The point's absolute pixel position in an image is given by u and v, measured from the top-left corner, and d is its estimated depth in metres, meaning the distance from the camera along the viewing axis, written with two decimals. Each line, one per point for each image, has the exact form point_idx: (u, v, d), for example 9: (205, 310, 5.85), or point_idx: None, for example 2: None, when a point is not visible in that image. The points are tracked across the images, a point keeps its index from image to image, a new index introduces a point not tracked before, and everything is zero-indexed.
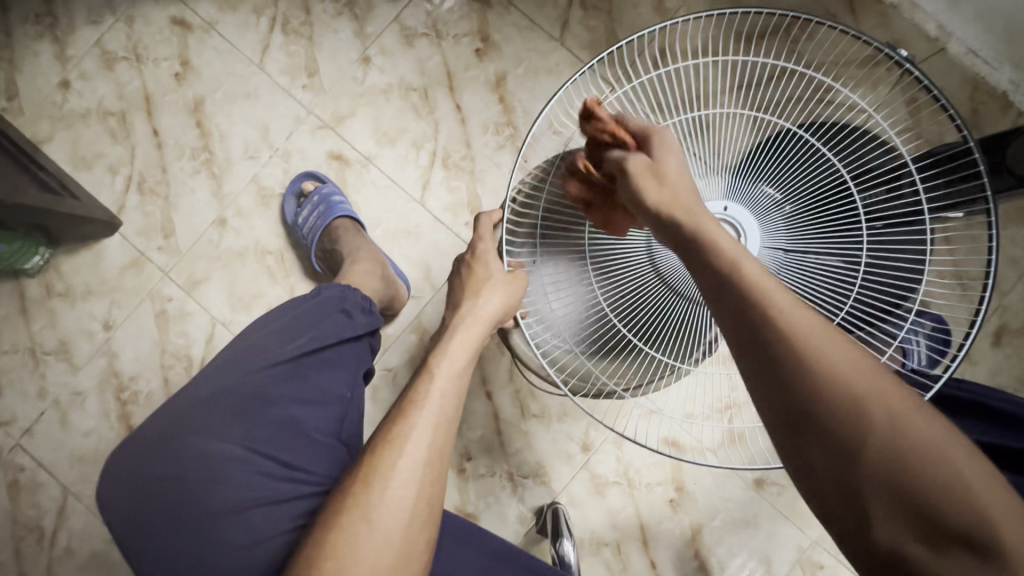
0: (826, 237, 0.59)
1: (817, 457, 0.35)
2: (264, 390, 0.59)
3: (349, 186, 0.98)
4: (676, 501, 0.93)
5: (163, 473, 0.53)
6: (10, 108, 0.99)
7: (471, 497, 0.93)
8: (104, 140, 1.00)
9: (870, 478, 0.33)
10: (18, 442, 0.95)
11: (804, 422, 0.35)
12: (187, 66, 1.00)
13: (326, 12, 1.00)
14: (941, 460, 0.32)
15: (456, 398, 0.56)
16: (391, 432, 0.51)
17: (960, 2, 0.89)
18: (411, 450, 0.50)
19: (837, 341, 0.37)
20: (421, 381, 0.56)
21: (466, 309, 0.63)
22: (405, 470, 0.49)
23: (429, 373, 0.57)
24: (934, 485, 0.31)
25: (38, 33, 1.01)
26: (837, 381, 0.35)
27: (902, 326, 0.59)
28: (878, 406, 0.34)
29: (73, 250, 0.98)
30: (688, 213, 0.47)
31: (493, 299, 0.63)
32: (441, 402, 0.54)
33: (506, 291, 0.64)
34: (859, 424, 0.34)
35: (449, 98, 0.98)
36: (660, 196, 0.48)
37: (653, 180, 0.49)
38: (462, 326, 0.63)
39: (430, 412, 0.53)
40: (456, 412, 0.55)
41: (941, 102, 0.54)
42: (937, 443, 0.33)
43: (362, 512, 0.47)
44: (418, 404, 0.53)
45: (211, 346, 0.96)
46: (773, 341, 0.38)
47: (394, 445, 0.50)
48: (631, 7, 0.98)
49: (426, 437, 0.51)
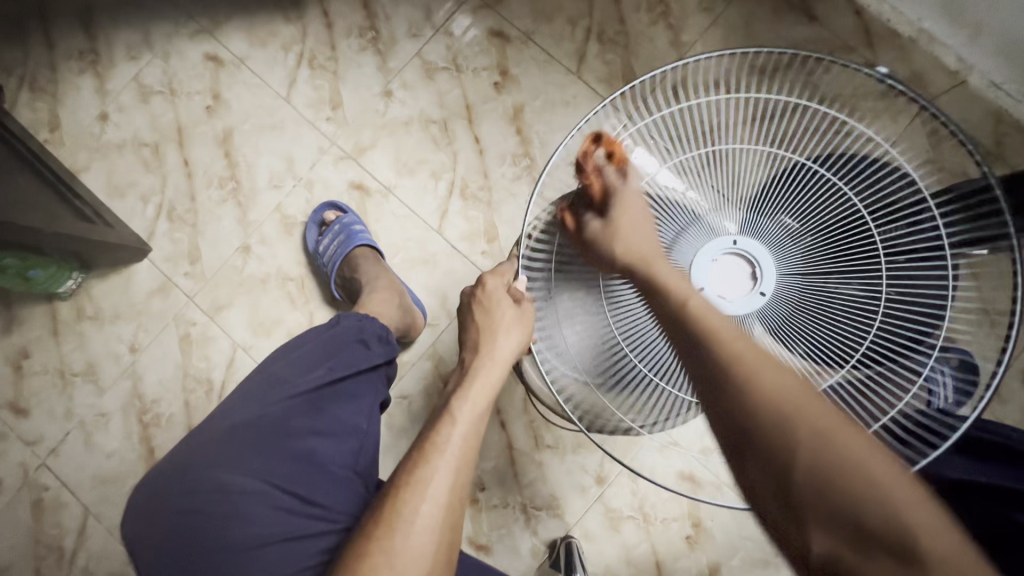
0: (846, 269, 0.59)
1: (755, 472, 0.39)
2: (284, 422, 0.60)
3: (370, 215, 1.00)
4: (692, 538, 0.91)
5: (183, 506, 0.54)
6: (52, 140, 1.05)
7: (483, 528, 0.92)
8: (138, 170, 1.04)
9: (799, 481, 0.37)
10: (43, 462, 0.98)
11: (742, 439, 0.41)
12: (218, 100, 1.04)
13: (351, 48, 1.03)
14: (863, 475, 0.35)
15: (475, 443, 0.56)
16: (411, 476, 0.51)
17: (981, 36, 0.88)
18: (433, 494, 0.50)
19: (771, 368, 0.42)
20: (442, 423, 0.56)
21: (485, 351, 0.68)
22: (425, 514, 0.49)
23: (450, 416, 0.57)
24: (841, 489, 0.35)
25: (80, 69, 1.06)
26: (765, 400, 0.40)
27: (926, 360, 0.57)
28: (802, 427, 0.38)
29: (104, 275, 1.02)
30: (642, 260, 0.57)
31: (509, 340, 0.68)
32: (462, 445, 0.54)
33: (520, 328, 0.69)
34: (785, 436, 0.38)
35: (468, 130, 1.00)
36: (623, 246, 0.58)
37: (608, 234, 0.59)
38: (483, 367, 0.66)
39: (451, 456, 0.53)
40: (475, 454, 0.56)
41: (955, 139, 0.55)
42: (849, 458, 0.36)
43: (386, 556, 0.47)
44: (439, 447, 0.54)
45: (231, 370, 0.98)
46: (717, 368, 0.44)
47: (415, 489, 0.50)
48: (647, 41, 0.99)
49: (446, 483, 0.51)
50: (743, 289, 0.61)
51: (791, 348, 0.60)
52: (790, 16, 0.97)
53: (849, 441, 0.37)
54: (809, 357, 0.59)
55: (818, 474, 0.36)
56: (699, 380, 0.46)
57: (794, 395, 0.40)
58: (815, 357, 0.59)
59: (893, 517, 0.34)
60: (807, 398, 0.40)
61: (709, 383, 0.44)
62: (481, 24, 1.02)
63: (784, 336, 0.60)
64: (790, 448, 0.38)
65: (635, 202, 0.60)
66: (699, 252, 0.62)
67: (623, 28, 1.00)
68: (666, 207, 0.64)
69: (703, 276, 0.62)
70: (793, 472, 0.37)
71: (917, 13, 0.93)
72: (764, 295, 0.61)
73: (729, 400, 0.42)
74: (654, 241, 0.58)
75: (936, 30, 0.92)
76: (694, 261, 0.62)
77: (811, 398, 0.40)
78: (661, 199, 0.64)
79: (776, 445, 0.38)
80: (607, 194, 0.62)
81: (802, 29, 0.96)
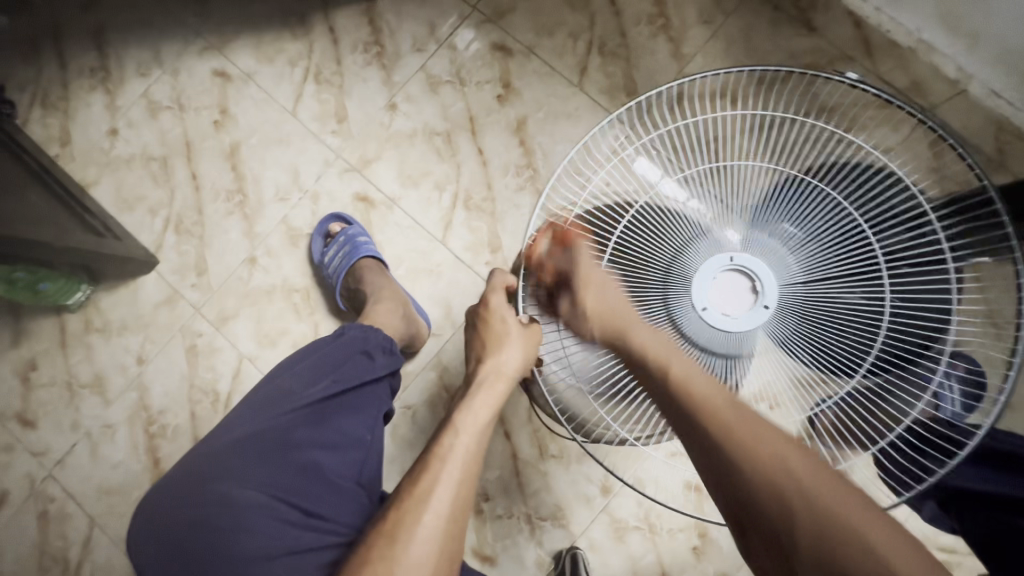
0: (847, 280, 0.59)
1: (756, 540, 0.44)
2: (288, 434, 0.60)
3: (373, 227, 1.01)
4: (699, 549, 0.90)
5: (187, 519, 0.54)
6: (62, 155, 1.07)
7: (488, 539, 0.92)
8: (146, 183, 1.05)
9: (799, 538, 0.41)
10: (50, 473, 0.98)
11: (741, 507, 0.45)
12: (225, 114, 1.06)
13: (357, 62, 1.05)
14: (846, 530, 0.41)
15: (478, 454, 0.57)
16: (415, 485, 0.52)
17: (979, 46, 0.88)
18: (436, 504, 0.51)
19: (753, 425, 0.47)
20: (446, 434, 0.57)
21: (489, 365, 0.65)
22: (427, 525, 0.49)
23: (453, 428, 0.58)
24: (829, 540, 0.40)
25: (91, 85, 1.08)
26: (751, 471, 0.45)
27: (937, 366, 0.57)
28: (790, 486, 0.43)
29: (112, 287, 1.03)
30: (618, 331, 0.58)
31: (513, 353, 0.65)
32: (466, 458, 0.55)
33: (524, 345, 0.65)
34: (778, 503, 0.43)
35: (471, 142, 1.02)
36: (596, 327, 0.60)
37: (579, 316, 0.62)
38: (486, 382, 0.64)
39: (454, 467, 0.54)
40: (479, 468, 0.56)
41: (956, 147, 0.55)
42: (832, 513, 0.41)
43: (387, 565, 0.47)
44: (442, 458, 0.54)
45: (236, 381, 0.98)
46: (708, 442, 0.48)
47: (418, 499, 0.51)
48: (648, 53, 1.01)
49: (449, 494, 0.52)
50: (746, 304, 0.60)
51: (797, 356, 0.60)
52: (789, 27, 0.98)
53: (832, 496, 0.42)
54: (813, 365, 0.60)
55: (817, 540, 0.41)
56: (695, 452, 0.49)
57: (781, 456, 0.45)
58: (818, 367, 0.59)
59: (876, 561, 0.39)
60: (819, 482, 0.43)
61: (705, 449, 0.48)
62: (484, 37, 1.04)
63: (788, 345, 0.60)
64: (786, 516, 0.42)
65: (591, 268, 0.62)
66: (698, 271, 0.61)
67: (624, 41, 1.01)
68: (670, 219, 0.63)
69: (705, 294, 0.61)
70: (791, 531, 0.42)
71: (915, 23, 0.93)
72: (768, 309, 0.60)
73: (725, 468, 0.46)
74: (625, 306, 0.60)
75: (935, 40, 0.93)
76: (697, 274, 0.61)
77: (793, 455, 0.45)
78: (663, 211, 0.64)
79: (770, 507, 0.43)
80: (563, 275, 0.64)
81: (801, 40, 0.97)
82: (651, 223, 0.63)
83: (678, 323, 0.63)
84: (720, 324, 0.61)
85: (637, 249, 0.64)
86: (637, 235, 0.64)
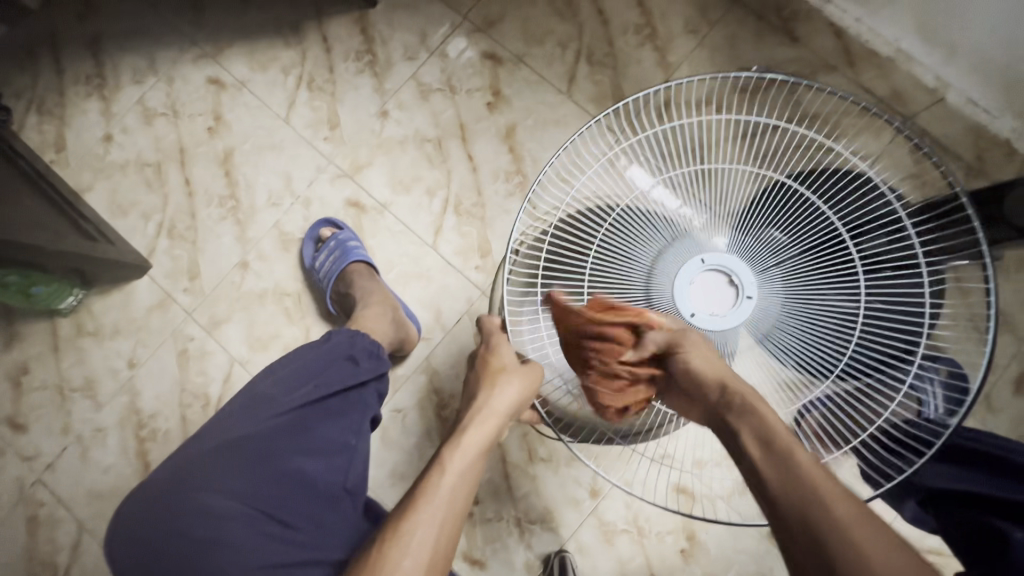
0: (830, 282, 0.59)
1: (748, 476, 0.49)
2: (271, 441, 0.61)
3: (365, 232, 1.02)
4: (687, 551, 0.90)
5: (164, 530, 0.53)
6: (58, 160, 1.08)
7: (477, 542, 0.92)
8: (141, 189, 1.07)
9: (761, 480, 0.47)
10: (39, 478, 0.98)
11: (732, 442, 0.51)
12: (219, 121, 1.08)
13: (349, 70, 1.07)
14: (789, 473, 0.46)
15: (464, 492, 0.58)
16: (398, 526, 0.52)
17: (956, 56, 0.90)
18: (415, 549, 0.51)
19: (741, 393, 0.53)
20: (432, 473, 0.58)
21: (482, 404, 0.65)
22: (408, 570, 0.50)
23: (440, 466, 0.58)
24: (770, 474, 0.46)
25: (87, 92, 1.10)
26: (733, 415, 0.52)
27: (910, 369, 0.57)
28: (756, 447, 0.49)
29: (104, 291, 1.04)
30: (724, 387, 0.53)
31: (507, 392, 0.64)
32: (450, 499, 0.56)
33: (521, 386, 0.65)
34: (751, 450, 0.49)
35: (462, 149, 1.03)
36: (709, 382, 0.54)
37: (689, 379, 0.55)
38: (478, 420, 0.64)
39: (438, 508, 0.54)
40: (464, 505, 0.57)
41: (932, 155, 0.56)
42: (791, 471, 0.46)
43: None
44: (427, 496, 0.55)
45: (228, 384, 0.99)
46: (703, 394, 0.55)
47: (399, 541, 0.51)
48: (636, 62, 1.03)
49: (430, 536, 0.52)
50: (728, 301, 0.61)
51: (781, 359, 0.61)
52: (774, 37, 1.00)
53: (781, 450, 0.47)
54: (797, 368, 0.60)
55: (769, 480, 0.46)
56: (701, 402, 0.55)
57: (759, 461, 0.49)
58: (803, 369, 0.60)
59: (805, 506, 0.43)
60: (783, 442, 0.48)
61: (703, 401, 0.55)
62: (475, 46, 1.06)
63: (773, 347, 0.60)
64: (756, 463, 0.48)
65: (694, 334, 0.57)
66: (678, 275, 0.62)
67: (611, 50, 1.03)
68: (652, 221, 0.65)
69: (688, 301, 0.62)
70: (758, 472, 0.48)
71: (895, 33, 0.95)
72: (751, 299, 0.61)
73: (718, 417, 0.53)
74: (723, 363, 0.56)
75: (913, 50, 0.95)
76: (679, 274, 0.62)
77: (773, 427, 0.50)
78: (644, 214, 0.65)
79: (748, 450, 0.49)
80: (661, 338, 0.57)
81: (785, 49, 1.00)
82: (634, 227, 0.65)
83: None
84: (706, 324, 0.61)
85: (622, 252, 0.64)
86: (620, 234, 0.65)
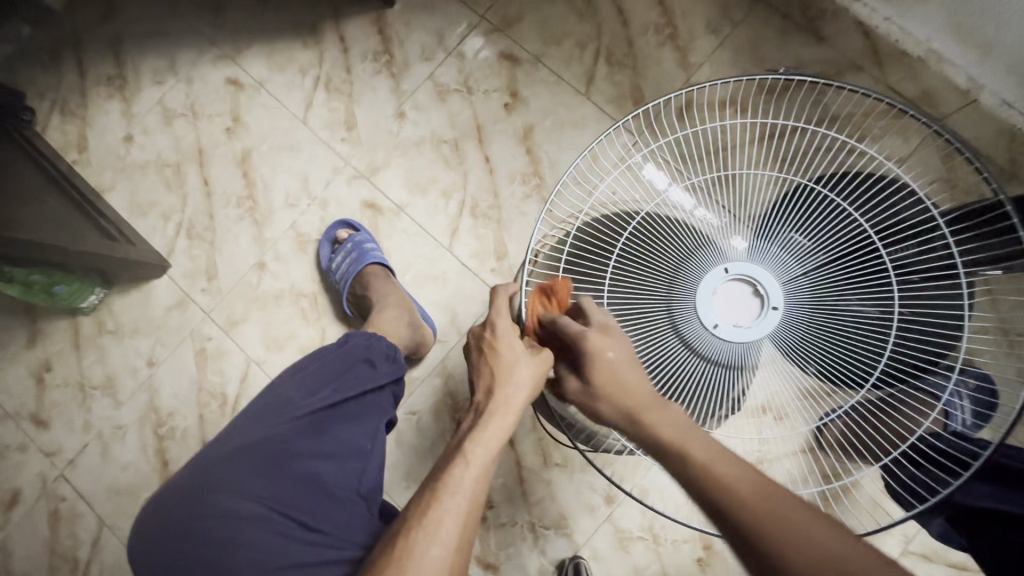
0: (857, 289, 0.57)
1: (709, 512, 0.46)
2: (289, 444, 0.61)
3: (381, 233, 1.02)
4: (703, 561, 0.89)
5: (184, 530, 0.54)
6: (80, 160, 1.09)
7: (491, 546, 0.92)
8: (160, 189, 1.08)
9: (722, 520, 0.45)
10: (61, 473, 1.00)
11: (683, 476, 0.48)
12: (237, 122, 1.08)
13: (366, 71, 1.07)
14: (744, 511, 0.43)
15: (483, 487, 0.56)
16: (424, 518, 0.51)
17: (990, 56, 0.87)
18: (443, 537, 0.51)
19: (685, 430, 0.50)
20: (456, 464, 0.56)
21: (499, 395, 0.61)
22: (435, 557, 0.49)
23: (464, 457, 0.57)
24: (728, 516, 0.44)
25: (108, 93, 1.11)
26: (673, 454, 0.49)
27: (947, 381, 0.56)
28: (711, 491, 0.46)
29: (125, 290, 1.05)
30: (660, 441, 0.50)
31: (519, 385, 0.61)
32: (473, 491, 0.55)
33: (533, 373, 0.61)
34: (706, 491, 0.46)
35: (478, 150, 1.02)
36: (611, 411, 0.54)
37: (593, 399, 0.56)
38: (492, 414, 0.61)
39: (462, 499, 0.54)
40: (482, 497, 0.56)
41: (967, 158, 0.55)
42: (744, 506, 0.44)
43: None
44: (451, 490, 0.54)
45: (244, 384, 0.99)
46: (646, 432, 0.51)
47: (426, 530, 0.51)
48: (655, 62, 1.01)
49: (456, 524, 0.52)
50: (753, 312, 0.59)
51: (802, 366, 0.59)
52: (798, 36, 0.98)
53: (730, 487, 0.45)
54: (820, 376, 0.59)
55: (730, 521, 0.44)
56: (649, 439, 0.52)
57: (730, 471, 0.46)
58: (826, 377, 0.59)
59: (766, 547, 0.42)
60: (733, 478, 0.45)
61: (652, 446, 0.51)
62: (492, 46, 1.05)
63: (795, 355, 0.59)
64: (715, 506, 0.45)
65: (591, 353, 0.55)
66: (701, 284, 0.60)
67: (631, 50, 1.02)
68: (675, 227, 0.63)
69: (713, 312, 0.59)
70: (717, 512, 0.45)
71: (925, 33, 0.92)
72: (777, 309, 0.58)
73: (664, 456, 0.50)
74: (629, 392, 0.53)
75: (945, 50, 0.92)
76: (700, 285, 0.60)
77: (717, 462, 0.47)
78: (667, 220, 0.64)
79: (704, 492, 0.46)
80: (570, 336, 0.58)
81: (809, 50, 0.97)
82: (657, 233, 0.64)
83: (692, 344, 0.60)
84: (733, 335, 0.58)
85: (643, 257, 0.64)
86: (643, 240, 0.64)
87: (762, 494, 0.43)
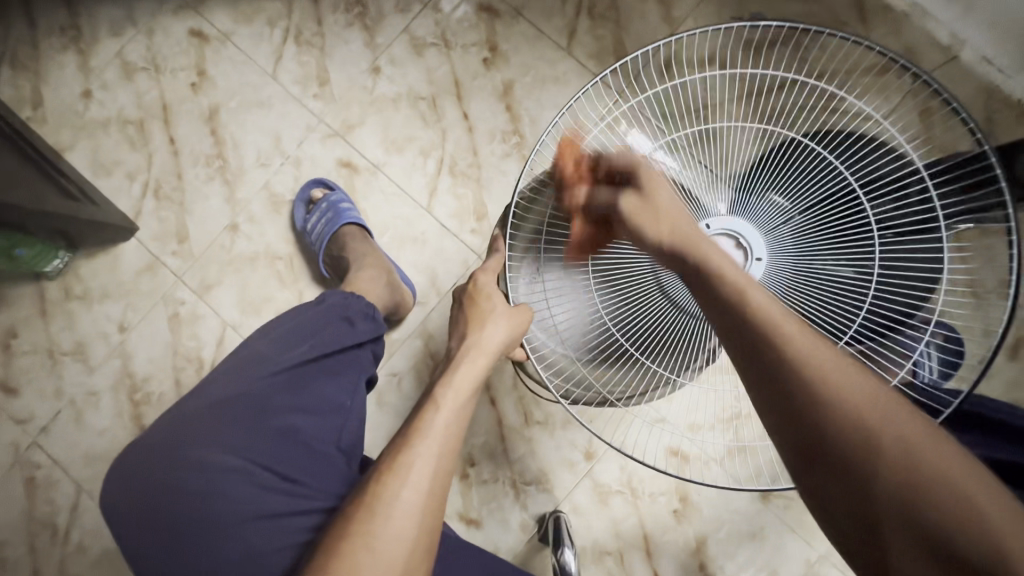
0: (836, 248, 0.58)
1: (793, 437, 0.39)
2: (267, 400, 0.60)
3: (358, 192, 0.99)
4: (679, 512, 0.92)
5: (163, 480, 0.54)
6: (35, 117, 1.03)
7: (473, 503, 0.93)
8: (123, 148, 1.03)
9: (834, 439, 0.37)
10: (34, 440, 0.98)
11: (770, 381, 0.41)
12: (203, 76, 1.03)
13: (338, 23, 1.02)
14: (863, 425, 0.36)
15: (457, 428, 0.57)
16: (394, 461, 0.52)
17: (972, 11, 0.87)
18: (413, 481, 0.50)
19: (806, 337, 0.42)
20: (427, 410, 0.57)
21: (471, 339, 0.64)
22: (404, 501, 0.49)
23: (434, 403, 0.57)
24: (841, 423, 0.37)
25: (63, 45, 1.04)
26: (791, 352, 0.41)
27: (920, 336, 0.57)
28: (830, 399, 0.38)
29: (91, 254, 1.01)
30: (743, 320, 0.44)
31: (496, 330, 0.64)
32: (447, 434, 0.55)
33: (509, 322, 0.64)
34: (818, 396, 0.38)
35: (457, 107, 0.99)
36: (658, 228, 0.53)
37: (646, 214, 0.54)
38: (466, 358, 0.63)
39: (434, 442, 0.54)
40: (458, 443, 0.56)
41: (955, 109, 0.54)
42: (864, 418, 0.37)
43: (365, 539, 0.47)
44: (422, 434, 0.54)
45: (221, 348, 0.98)
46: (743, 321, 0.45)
47: (397, 473, 0.51)
48: (639, 16, 0.98)
49: (429, 468, 0.52)
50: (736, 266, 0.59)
51: None
52: None
53: (855, 390, 0.38)
54: None
55: (845, 435, 0.37)
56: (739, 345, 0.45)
57: (840, 373, 0.39)
58: None
59: (904, 471, 0.34)
60: (861, 388, 0.38)
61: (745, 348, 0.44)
62: None
63: None
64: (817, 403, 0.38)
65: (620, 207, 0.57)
66: None
67: (613, 3, 0.99)
68: None
69: None
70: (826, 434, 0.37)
71: None
72: (761, 262, 0.59)
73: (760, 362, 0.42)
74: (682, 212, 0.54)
75: (927, 5, 0.91)
76: None
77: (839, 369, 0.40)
78: None
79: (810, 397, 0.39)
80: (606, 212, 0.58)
81: (795, 5, 0.95)
82: None
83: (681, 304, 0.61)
84: None
85: None
86: None
87: (873, 401, 0.37)
